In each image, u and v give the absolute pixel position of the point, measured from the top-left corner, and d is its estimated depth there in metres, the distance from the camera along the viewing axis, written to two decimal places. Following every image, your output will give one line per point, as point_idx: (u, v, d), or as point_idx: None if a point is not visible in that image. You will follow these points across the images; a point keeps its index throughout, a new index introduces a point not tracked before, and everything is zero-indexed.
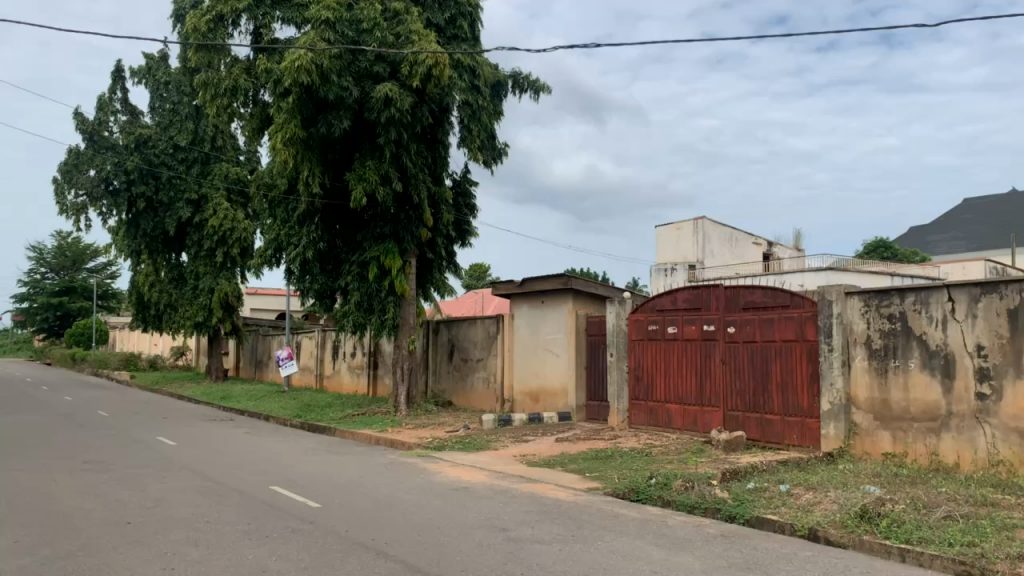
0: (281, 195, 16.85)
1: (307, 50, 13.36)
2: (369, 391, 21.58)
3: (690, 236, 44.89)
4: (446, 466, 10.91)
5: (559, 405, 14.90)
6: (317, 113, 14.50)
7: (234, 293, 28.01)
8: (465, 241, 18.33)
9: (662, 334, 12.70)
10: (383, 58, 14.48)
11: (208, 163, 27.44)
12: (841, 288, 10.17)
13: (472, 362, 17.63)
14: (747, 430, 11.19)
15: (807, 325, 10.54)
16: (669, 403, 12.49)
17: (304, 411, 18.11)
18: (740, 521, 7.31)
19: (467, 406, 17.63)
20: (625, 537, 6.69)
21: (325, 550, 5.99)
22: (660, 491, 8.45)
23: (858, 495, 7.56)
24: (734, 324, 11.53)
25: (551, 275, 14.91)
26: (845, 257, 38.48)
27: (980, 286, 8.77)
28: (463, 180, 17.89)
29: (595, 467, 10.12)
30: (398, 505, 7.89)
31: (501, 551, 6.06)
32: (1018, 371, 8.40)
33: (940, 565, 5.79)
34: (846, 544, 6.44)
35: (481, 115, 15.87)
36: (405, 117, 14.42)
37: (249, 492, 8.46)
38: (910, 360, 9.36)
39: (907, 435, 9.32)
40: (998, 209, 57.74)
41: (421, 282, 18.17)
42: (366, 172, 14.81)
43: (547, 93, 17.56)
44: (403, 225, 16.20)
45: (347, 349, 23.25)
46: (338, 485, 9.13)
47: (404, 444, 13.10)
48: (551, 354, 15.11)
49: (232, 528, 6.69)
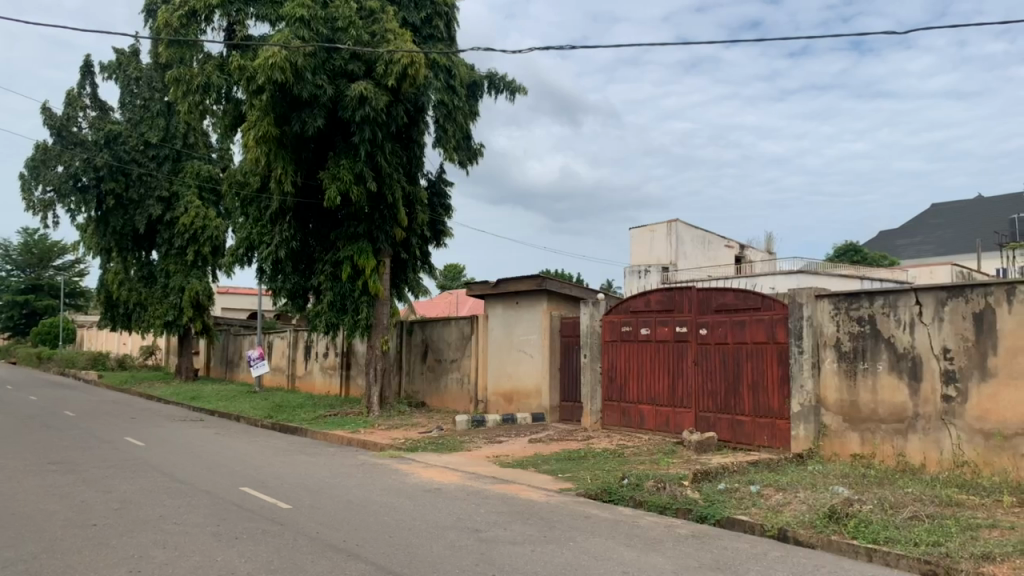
0: (253, 194, 16.67)
1: (280, 48, 13.29)
2: (342, 391, 21.45)
3: (663, 239, 45.22)
4: (419, 467, 10.87)
5: (533, 405, 14.91)
6: (290, 112, 14.40)
7: (205, 292, 27.66)
8: (440, 241, 18.29)
9: (635, 336, 12.76)
10: (358, 57, 14.40)
11: (179, 160, 27.15)
12: (812, 290, 10.28)
13: (445, 363, 17.59)
14: (718, 431, 11.28)
15: (777, 327, 10.64)
16: (642, 404, 12.55)
17: (276, 412, 17.96)
18: (711, 521, 7.36)
19: (441, 407, 17.58)
20: (597, 537, 6.72)
21: (295, 552, 5.95)
22: (632, 491, 8.49)
23: (826, 495, 7.65)
24: (706, 326, 11.61)
25: (526, 276, 14.93)
26: (816, 261, 38.96)
27: (946, 289, 8.92)
28: (438, 180, 17.83)
29: (568, 468, 10.15)
30: (370, 506, 7.85)
31: (472, 552, 6.05)
32: (982, 374, 8.56)
33: (907, 565, 5.87)
34: (815, 544, 6.51)
35: (456, 115, 15.86)
36: (380, 116, 14.37)
37: (219, 493, 8.37)
38: (878, 362, 9.49)
39: (875, 436, 9.45)
40: (964, 214, 58.80)
41: (395, 282, 18.11)
42: (340, 171, 14.70)
43: (523, 94, 17.58)
44: (377, 225, 16.13)
45: (320, 350, 23.08)
46: (310, 486, 9.05)
47: (377, 445, 13.04)
48: (525, 355, 15.12)
49: (200, 530, 6.62)
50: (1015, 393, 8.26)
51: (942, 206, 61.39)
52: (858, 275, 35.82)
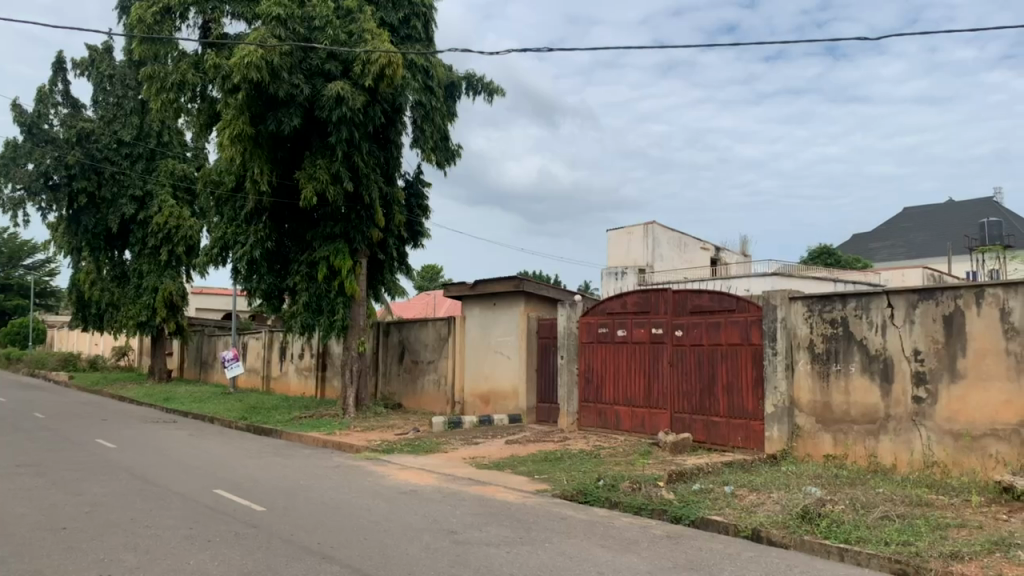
0: (228, 193, 16.51)
1: (256, 47, 13.22)
2: (317, 393, 21.31)
3: (640, 241, 45.43)
4: (395, 468, 10.81)
5: (510, 406, 14.92)
6: (266, 111, 14.30)
7: (179, 293, 27.38)
8: (418, 242, 18.22)
9: (612, 337, 12.80)
10: (335, 56, 14.32)
11: (153, 159, 26.81)
12: (786, 292, 10.38)
13: (422, 364, 17.54)
14: (693, 432, 11.34)
15: (752, 328, 10.74)
16: (618, 405, 12.60)
17: (250, 413, 17.80)
18: (686, 522, 7.41)
19: (418, 408, 17.53)
20: (572, 538, 6.73)
21: (269, 555, 5.89)
22: (608, 492, 8.52)
23: (799, 496, 7.71)
24: (682, 328, 11.68)
25: (503, 277, 14.93)
26: (790, 264, 39.32)
27: (917, 292, 9.05)
28: (415, 180, 17.77)
29: (544, 469, 10.16)
30: (345, 509, 7.80)
31: (448, 554, 6.03)
32: (952, 375, 8.69)
33: (878, 564, 5.94)
34: (788, 545, 6.57)
35: (434, 116, 15.84)
36: (357, 116, 14.30)
37: (191, 496, 8.27)
38: (851, 364, 9.60)
39: (848, 437, 9.56)
40: (934, 217, 59.63)
41: (372, 283, 18.03)
42: (317, 171, 14.62)
43: (501, 95, 17.59)
44: (354, 225, 16.04)
45: (295, 351, 22.91)
46: (285, 487, 9.00)
47: (352, 447, 12.95)
48: (502, 356, 15.13)
49: (172, 533, 6.54)
50: (983, 395, 8.41)
51: (913, 209, 62.23)
52: (832, 278, 36.24)
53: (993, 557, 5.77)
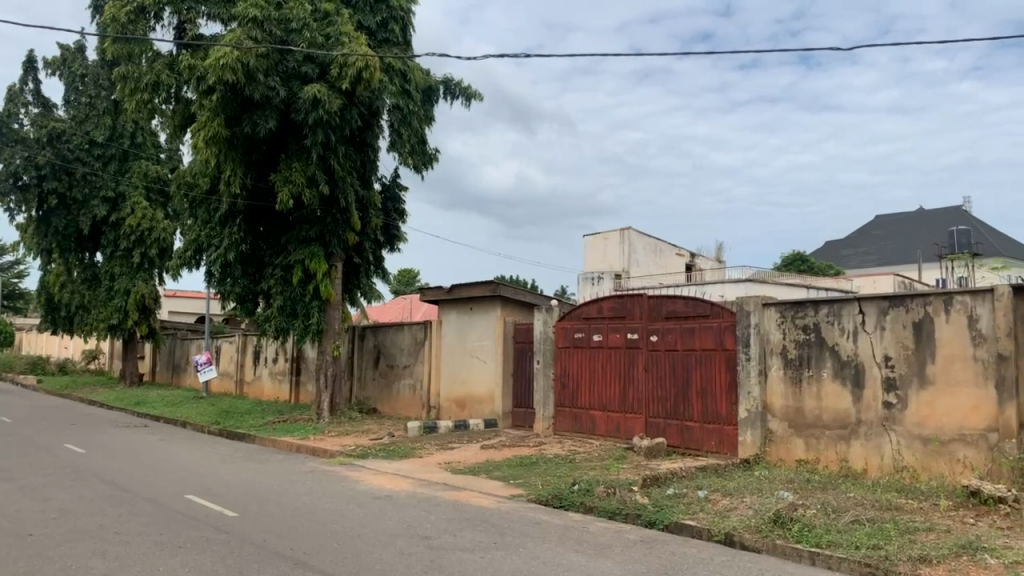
0: (203, 195, 16.34)
1: (232, 48, 13.14)
2: (291, 398, 21.15)
3: (616, 247, 45.64)
4: (369, 473, 10.76)
5: (486, 411, 14.91)
6: (242, 112, 14.19)
7: (151, 295, 27.06)
8: (394, 246, 18.15)
9: (588, 342, 12.84)
10: (312, 59, 14.25)
11: (126, 160, 26.57)
12: (759, 298, 10.47)
13: (398, 368, 17.47)
14: (668, 437, 11.40)
15: (725, 334, 10.82)
16: (594, 409, 12.63)
17: (223, 418, 17.62)
18: (659, 526, 7.44)
19: (393, 413, 17.45)
20: (546, 543, 6.74)
21: (241, 560, 5.84)
22: (583, 497, 8.54)
23: (771, 500, 7.78)
24: (657, 333, 11.74)
25: (479, 282, 14.91)
26: (764, 270, 39.71)
27: (888, 299, 9.17)
28: (392, 184, 17.71)
29: (519, 474, 10.17)
30: (319, 514, 7.74)
31: (422, 559, 6.00)
32: (921, 381, 8.82)
33: (848, 568, 6.01)
34: (761, 549, 6.62)
35: (411, 120, 15.82)
36: (333, 119, 14.22)
37: (162, 501, 8.17)
38: (823, 369, 9.71)
39: (820, 441, 9.66)
40: (904, 225, 60.56)
41: (348, 287, 17.94)
42: (293, 174, 14.53)
43: (479, 100, 17.60)
44: (330, 228, 15.96)
45: (269, 355, 22.72)
46: (258, 493, 8.92)
47: (326, 452, 12.87)
48: (478, 361, 15.12)
49: (142, 539, 6.46)
50: (951, 401, 8.55)
51: (885, 216, 63.08)
52: (804, 284, 36.64)
53: (961, 561, 5.85)
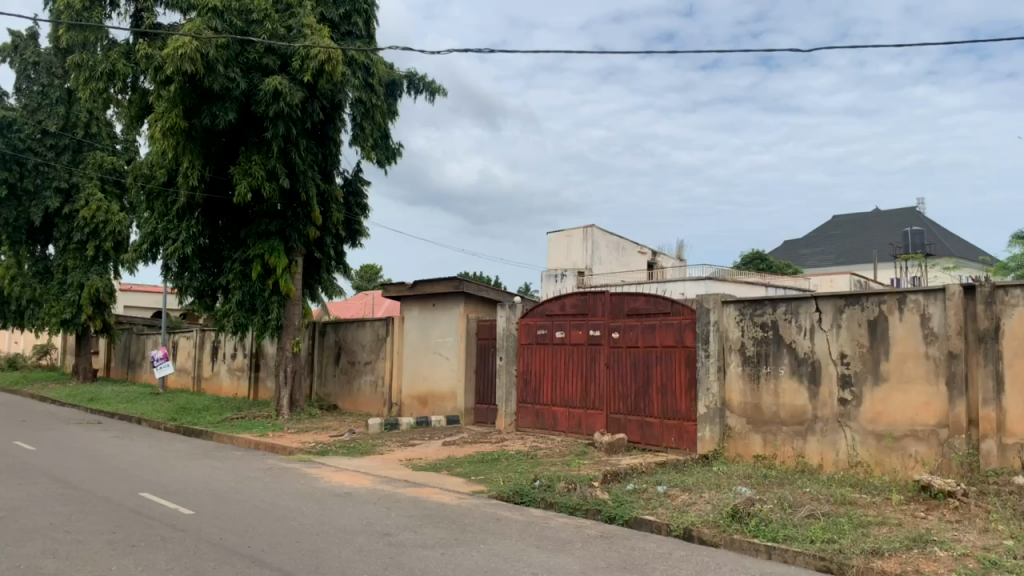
0: (160, 187, 16.03)
1: (191, 38, 12.93)
2: (250, 394, 20.90)
3: (579, 244, 45.87)
4: (328, 470, 10.66)
5: (448, 408, 14.87)
6: (200, 104, 13.95)
7: (106, 290, 26.53)
8: (356, 241, 17.98)
9: (551, 339, 12.87)
10: (273, 51, 14.08)
11: (80, 151, 25.91)
12: (719, 296, 10.58)
13: (359, 365, 17.34)
14: (629, 433, 11.47)
15: (685, 331, 10.92)
16: (556, 406, 12.67)
17: (180, 414, 17.36)
18: (619, 522, 7.50)
19: (354, 410, 17.31)
20: (506, 539, 6.73)
21: (196, 559, 5.73)
22: (543, 493, 8.55)
23: (729, 496, 7.87)
24: (618, 330, 11.82)
25: (442, 279, 14.85)
26: (724, 268, 40.23)
27: (844, 298, 9.33)
28: (354, 178, 17.54)
29: (481, 471, 10.15)
30: (276, 511, 7.65)
31: (381, 556, 5.96)
32: (876, 378, 9.00)
33: (804, 561, 6.10)
34: (718, 543, 6.70)
35: (374, 114, 15.68)
36: (295, 111, 14.05)
37: (115, 499, 7.99)
38: (780, 366, 9.85)
39: (777, 438, 9.81)
40: (860, 225, 61.85)
41: (308, 282, 17.74)
42: (252, 167, 14.32)
43: (443, 95, 17.52)
44: (290, 223, 15.78)
45: (227, 350, 22.41)
46: (214, 491, 8.77)
47: (285, 449, 12.72)
48: (440, 357, 15.06)
49: (94, 538, 6.31)
50: (904, 398, 8.74)
51: (842, 216, 64.24)
52: (763, 283, 37.17)
53: (911, 553, 5.98)
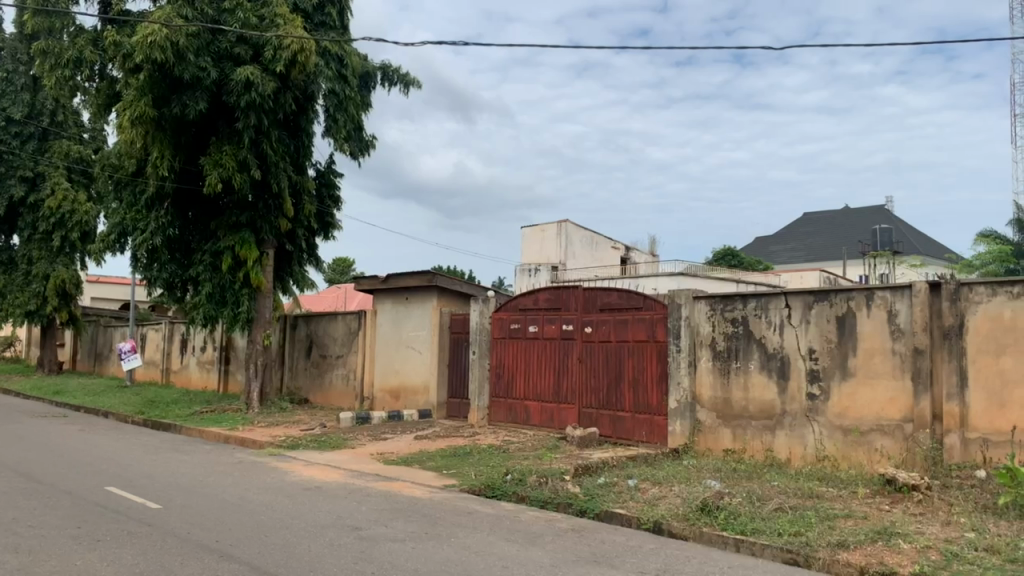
0: (128, 177, 15.79)
1: (161, 26, 12.74)
2: (220, 387, 20.69)
3: (553, 239, 45.94)
4: (299, 464, 10.57)
5: (420, 402, 14.84)
6: (170, 93, 13.73)
7: (72, 281, 26.03)
8: (328, 234, 17.83)
9: (523, 333, 12.88)
10: (245, 40, 13.91)
11: (46, 139, 25.47)
12: (690, 292, 10.65)
13: (331, 358, 17.24)
14: (600, 427, 11.53)
15: (657, 326, 10.98)
16: (528, 400, 12.69)
17: (149, 407, 17.15)
18: (590, 515, 7.53)
19: (326, 404, 17.22)
20: (477, 533, 6.74)
21: (163, 554, 5.66)
22: (515, 487, 8.57)
23: (699, 489, 7.96)
24: (591, 324, 11.86)
25: (415, 272, 14.78)
26: (696, 265, 40.45)
27: (813, 294, 9.44)
28: (327, 170, 17.39)
29: (453, 465, 10.13)
30: (244, 505, 7.58)
31: (352, 550, 5.92)
32: (843, 374, 9.12)
33: (771, 554, 6.18)
34: (688, 536, 6.75)
35: (347, 106, 15.55)
36: (266, 102, 13.88)
37: (80, 494, 7.87)
38: (750, 361, 9.94)
39: (746, 432, 9.91)
40: (830, 222, 62.56)
41: (279, 275, 17.59)
42: (223, 157, 14.14)
43: (417, 88, 17.43)
44: (261, 214, 15.62)
45: (197, 343, 22.16)
46: (181, 485, 8.66)
47: (255, 443, 12.60)
48: (413, 351, 15.01)
49: (58, 533, 6.20)
50: (871, 392, 8.87)
51: (812, 213, 64.99)
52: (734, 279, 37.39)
53: (876, 546, 6.08)
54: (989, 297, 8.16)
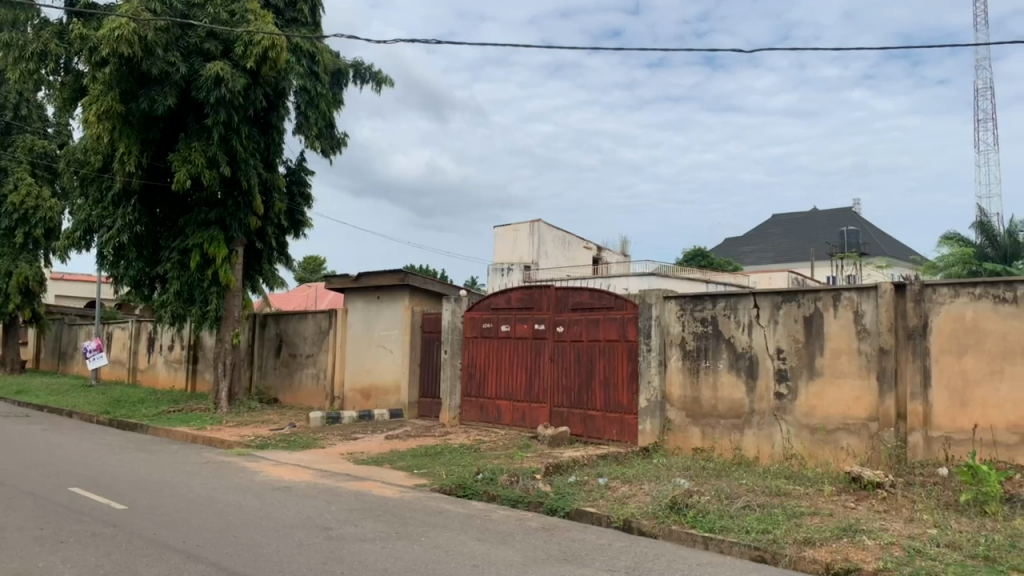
0: (94, 173, 15.54)
1: (128, 19, 12.57)
2: (187, 386, 20.42)
3: (526, 239, 45.99)
4: (268, 464, 10.48)
5: (391, 401, 14.77)
6: (138, 88, 13.54)
7: (35, 278, 25.57)
8: (299, 232, 17.68)
9: (495, 333, 12.89)
10: (215, 36, 13.78)
11: (10, 133, 24.97)
12: (661, 291, 10.72)
13: (300, 358, 17.10)
14: (571, 426, 11.57)
15: (628, 325, 11.04)
16: (500, 399, 12.70)
17: (114, 407, 16.86)
18: (561, 513, 7.56)
19: (295, 403, 17.08)
20: (448, 532, 6.73)
21: (128, 555, 5.59)
22: (486, 486, 8.56)
23: (669, 487, 8.04)
24: (563, 324, 11.88)
25: (387, 271, 14.71)
26: (667, 265, 40.71)
27: (781, 294, 9.56)
28: (298, 168, 17.23)
29: (424, 464, 10.09)
30: (213, 506, 7.49)
31: (321, 550, 5.89)
32: (811, 373, 9.25)
33: (739, 551, 6.24)
34: (657, 535, 6.80)
35: (319, 103, 15.45)
36: (237, 98, 13.74)
37: (43, 494, 7.73)
38: (719, 361, 10.04)
39: (715, 431, 10.02)
40: (799, 223, 63.34)
41: (248, 273, 17.41)
42: (192, 154, 13.95)
43: (390, 86, 17.35)
44: (231, 212, 15.40)
45: (164, 342, 21.85)
46: (146, 485, 8.55)
47: (223, 443, 12.47)
48: (384, 350, 14.94)
49: (20, 535, 6.08)
50: (838, 391, 9.00)
51: (782, 214, 65.74)
52: (704, 279, 37.67)
53: (842, 543, 6.18)
54: (951, 297, 8.32)
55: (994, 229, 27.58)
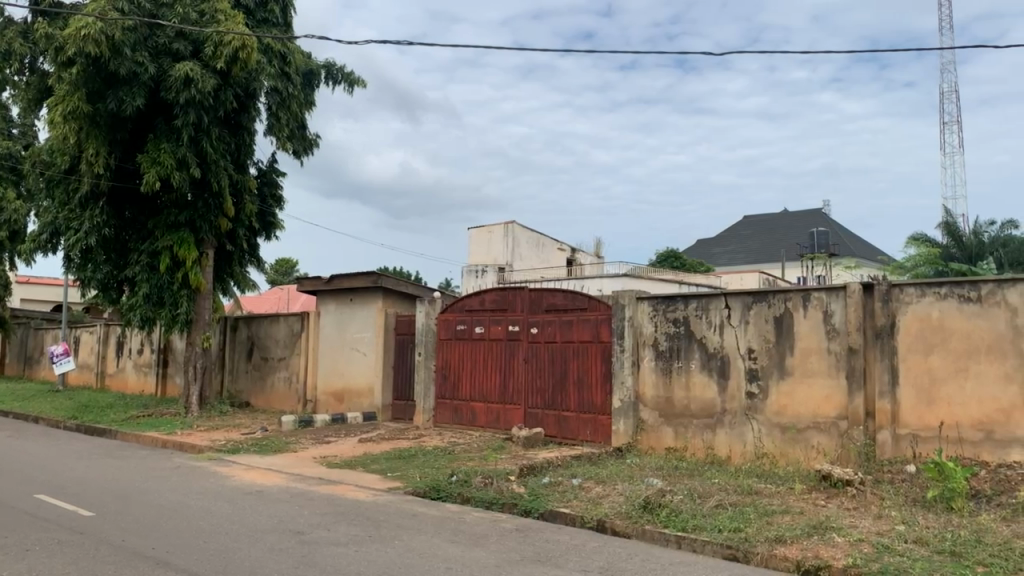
0: (61, 174, 15.29)
1: (95, 19, 12.39)
2: (157, 390, 20.15)
3: (499, 240, 45.99)
4: (240, 469, 10.35)
5: (364, 404, 14.69)
6: (106, 89, 13.34)
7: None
8: (270, 234, 17.52)
9: (469, 335, 12.87)
10: (184, 36, 13.64)
11: None
12: (633, 292, 10.79)
13: (272, 361, 16.96)
14: (545, 427, 11.59)
15: (601, 327, 11.09)
16: (474, 402, 12.68)
17: (81, 412, 16.57)
18: (535, 515, 7.56)
19: (267, 407, 16.92)
20: (422, 534, 6.71)
21: (95, 562, 5.50)
22: (460, 488, 8.55)
23: (641, 487, 8.09)
24: (537, 325, 11.90)
25: (360, 273, 14.62)
26: (640, 266, 40.97)
27: (752, 295, 9.65)
28: (269, 169, 17.08)
29: (397, 467, 10.04)
30: (183, 511, 7.40)
31: (293, 555, 5.84)
32: (781, 373, 9.35)
33: (712, 550, 6.29)
34: (630, 534, 6.84)
35: (290, 104, 15.33)
36: (206, 99, 13.60)
37: (8, 502, 7.56)
38: (691, 361, 10.12)
39: (687, 431, 10.09)
40: (769, 224, 64.10)
41: (219, 275, 17.22)
42: (161, 155, 13.76)
43: (362, 87, 17.27)
44: (201, 214, 15.21)
45: (133, 346, 21.56)
46: (115, 491, 8.43)
47: (194, 447, 12.32)
48: (357, 353, 14.86)
49: None
50: (808, 390, 9.12)
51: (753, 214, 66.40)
52: (676, 280, 37.97)
53: (811, 539, 6.26)
54: (917, 298, 8.46)
55: (959, 230, 28.14)
